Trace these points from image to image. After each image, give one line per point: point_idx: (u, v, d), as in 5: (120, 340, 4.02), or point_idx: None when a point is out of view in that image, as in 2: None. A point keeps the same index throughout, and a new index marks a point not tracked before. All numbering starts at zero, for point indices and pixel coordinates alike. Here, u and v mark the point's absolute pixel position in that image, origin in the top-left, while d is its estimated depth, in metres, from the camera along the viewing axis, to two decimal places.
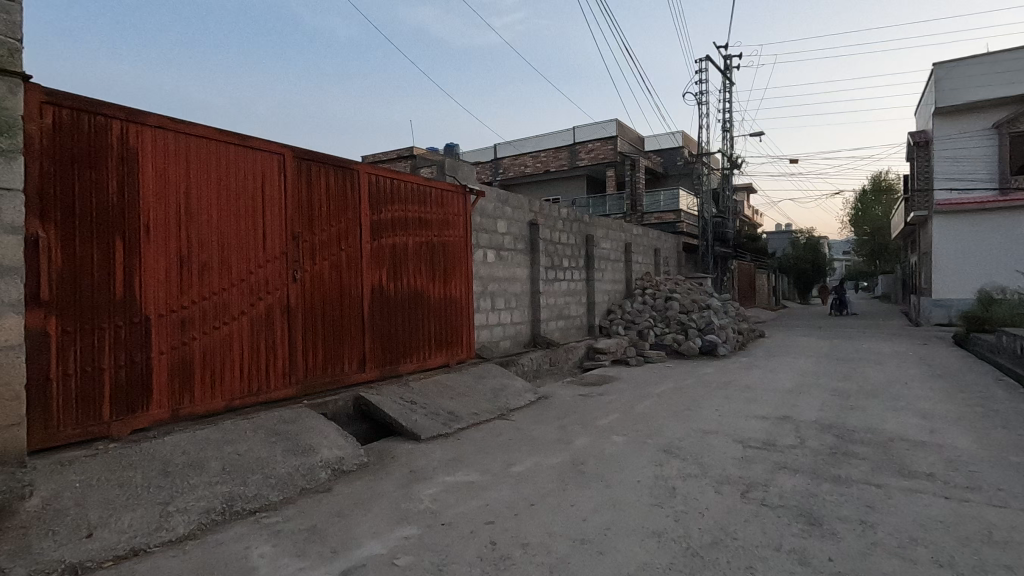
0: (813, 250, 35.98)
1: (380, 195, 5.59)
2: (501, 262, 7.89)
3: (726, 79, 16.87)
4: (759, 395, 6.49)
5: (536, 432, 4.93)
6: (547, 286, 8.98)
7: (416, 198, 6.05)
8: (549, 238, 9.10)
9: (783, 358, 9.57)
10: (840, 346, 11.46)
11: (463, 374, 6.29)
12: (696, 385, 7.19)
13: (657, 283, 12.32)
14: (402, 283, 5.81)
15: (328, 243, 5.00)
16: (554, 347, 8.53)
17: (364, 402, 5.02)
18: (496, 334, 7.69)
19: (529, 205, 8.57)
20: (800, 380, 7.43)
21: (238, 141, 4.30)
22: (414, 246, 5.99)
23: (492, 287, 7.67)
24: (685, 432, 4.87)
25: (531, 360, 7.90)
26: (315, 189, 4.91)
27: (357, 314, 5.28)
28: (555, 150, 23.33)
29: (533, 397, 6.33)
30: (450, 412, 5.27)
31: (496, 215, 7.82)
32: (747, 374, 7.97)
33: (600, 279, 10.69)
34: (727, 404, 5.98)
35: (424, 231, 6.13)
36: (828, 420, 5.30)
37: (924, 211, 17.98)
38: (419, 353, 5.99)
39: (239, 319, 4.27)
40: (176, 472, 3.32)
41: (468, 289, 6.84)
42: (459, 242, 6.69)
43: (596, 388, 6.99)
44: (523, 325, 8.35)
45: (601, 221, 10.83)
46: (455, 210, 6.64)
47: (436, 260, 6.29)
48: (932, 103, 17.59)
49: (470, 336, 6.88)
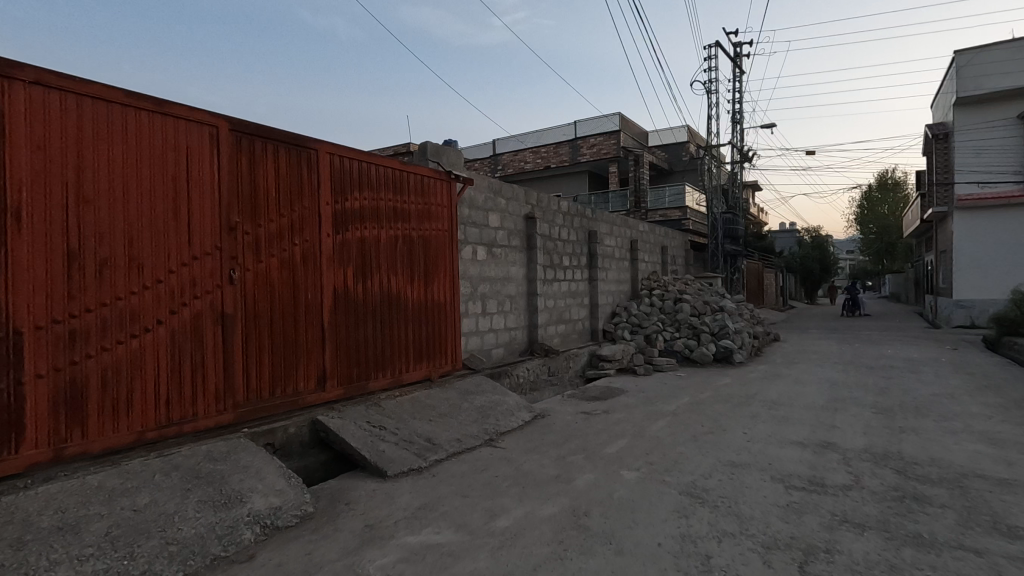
0: (819, 249, 35.27)
1: (345, 181, 4.72)
2: (493, 260, 7.02)
3: (736, 67, 15.93)
4: (789, 413, 5.59)
5: (529, 466, 4.06)
6: (546, 287, 8.11)
7: (390, 184, 5.18)
8: (548, 234, 8.23)
9: (806, 366, 8.68)
10: (864, 351, 10.58)
11: (447, 390, 5.41)
12: (715, 399, 6.31)
13: (665, 284, 11.43)
14: (374, 285, 4.95)
15: (277, 236, 4.14)
16: (553, 355, 7.65)
17: (321, 427, 4.19)
18: (487, 341, 6.82)
19: (525, 197, 7.70)
20: (832, 393, 6.54)
21: (152, 108, 3.43)
22: (389, 241, 5.12)
23: (483, 289, 6.80)
24: (711, 467, 3.98)
25: (527, 369, 7.03)
26: (260, 170, 4.05)
27: (315, 322, 4.41)
28: (556, 146, 22.43)
29: (527, 416, 5.46)
30: (426, 439, 4.39)
31: (488, 207, 6.95)
32: (771, 385, 7.08)
33: (604, 279, 9.82)
34: (755, 426, 5.10)
35: (401, 224, 5.26)
36: (880, 449, 4.40)
37: (944, 207, 17.07)
38: (394, 366, 5.13)
39: (154, 330, 3.40)
40: (37, 542, 2.45)
41: (456, 291, 5.97)
42: (443, 236, 5.81)
43: (601, 404, 6.10)
44: (518, 331, 7.48)
45: (605, 216, 9.95)
46: (439, 200, 5.78)
47: (416, 258, 5.42)
48: (952, 92, 16.67)
49: (458, 345, 6.01)
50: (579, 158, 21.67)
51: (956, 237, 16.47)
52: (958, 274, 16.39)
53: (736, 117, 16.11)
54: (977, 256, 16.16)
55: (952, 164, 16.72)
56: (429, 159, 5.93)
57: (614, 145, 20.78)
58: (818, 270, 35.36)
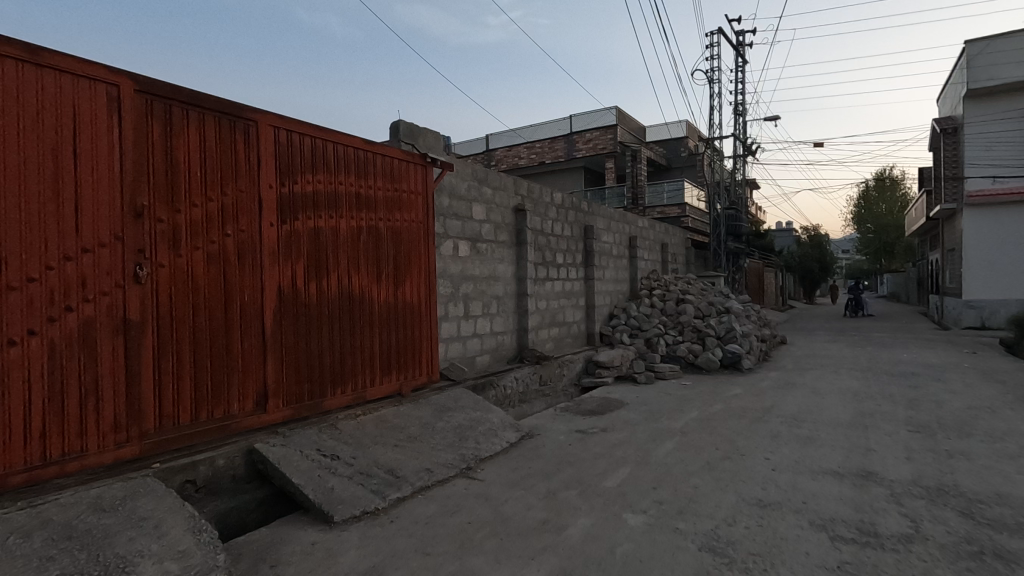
0: (819, 249, 34.60)
1: (294, 159, 3.95)
2: (478, 257, 6.27)
3: (738, 56, 15.20)
4: (815, 433, 4.86)
5: (511, 507, 3.31)
6: (538, 287, 7.37)
7: (352, 166, 4.43)
8: (539, 228, 7.48)
9: (821, 373, 7.98)
10: (879, 355, 9.88)
11: (421, 407, 4.65)
12: (728, 413, 5.58)
13: (665, 284, 10.72)
14: (330, 285, 4.18)
15: (202, 224, 3.38)
16: (544, 362, 6.91)
17: (258, 458, 3.44)
18: (470, 347, 6.08)
19: (513, 187, 6.96)
20: (857, 406, 5.83)
21: (23, 57, 2.67)
22: (350, 234, 4.37)
23: (466, 289, 6.06)
24: (734, 508, 3.24)
25: (515, 379, 6.30)
26: (180, 143, 3.28)
27: (252, 330, 3.65)
28: (551, 141, 21.72)
29: (513, 437, 4.71)
30: (388, 471, 3.64)
31: (471, 197, 6.20)
32: (787, 396, 6.37)
33: (601, 278, 9.07)
34: (779, 450, 4.36)
35: (364, 213, 4.50)
36: (934, 482, 3.67)
37: (953, 203, 16.43)
38: (355, 380, 4.37)
39: (24, 343, 2.64)
40: None
41: (433, 292, 5.22)
42: (417, 229, 5.05)
43: (598, 420, 5.38)
44: (507, 336, 6.73)
45: (602, 210, 9.21)
46: (411, 187, 5.02)
47: (383, 254, 4.67)
48: (963, 83, 15.99)
49: (436, 354, 5.26)
50: (574, 153, 20.96)
51: (966, 234, 15.82)
52: (968, 273, 15.77)
53: (738, 109, 15.40)
54: (989, 254, 15.53)
55: (962, 159, 16.04)
56: (402, 140, 5.17)
57: (610, 140, 20.08)
58: (817, 270, 34.65)
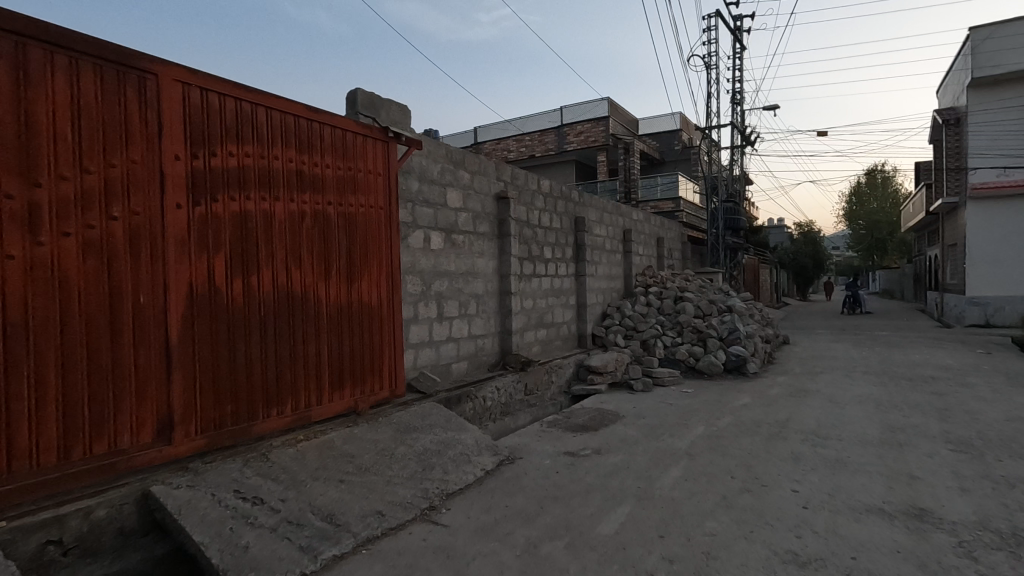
0: (811, 244, 34.09)
1: (211, 126, 3.16)
2: (453, 250, 5.51)
3: (737, 41, 14.52)
4: (844, 455, 4.15)
5: (479, 570, 2.56)
6: (523, 285, 6.62)
7: (292, 137, 3.64)
8: (525, 218, 6.73)
9: (833, 378, 7.30)
10: (890, 356, 9.24)
11: (379, 429, 3.88)
12: (740, 429, 4.87)
13: (662, 281, 10.01)
14: (262, 283, 3.40)
15: (75, 204, 2.58)
16: (530, 369, 6.16)
17: (155, 505, 2.67)
18: (445, 354, 5.32)
19: (495, 172, 6.20)
20: (884, 419, 5.13)
21: None
22: (289, 221, 3.58)
23: (440, 286, 5.30)
24: (767, 569, 2.51)
25: (496, 390, 5.56)
26: (40, 96, 2.48)
27: (153, 340, 2.86)
28: (540, 133, 21.00)
29: (489, 463, 3.96)
30: (325, 519, 2.87)
31: (445, 181, 5.43)
32: (802, 407, 5.66)
33: (593, 274, 8.34)
34: (807, 480, 3.64)
35: (307, 196, 3.71)
36: (1006, 525, 2.96)
37: (955, 196, 15.89)
38: (295, 399, 3.59)
39: None
40: None
41: (397, 291, 4.45)
42: (376, 216, 4.27)
43: (590, 438, 4.63)
44: (488, 340, 5.98)
45: (594, 200, 8.49)
46: (369, 168, 4.24)
47: (333, 246, 3.88)
48: (966, 71, 15.41)
49: (401, 363, 4.48)
50: (565, 146, 20.27)
51: (970, 229, 15.27)
52: (972, 269, 15.24)
53: (737, 98, 14.70)
54: (993, 249, 14.98)
55: (965, 150, 15.46)
56: (360, 111, 4.39)
57: (602, 132, 19.37)
58: (810, 266, 34.13)
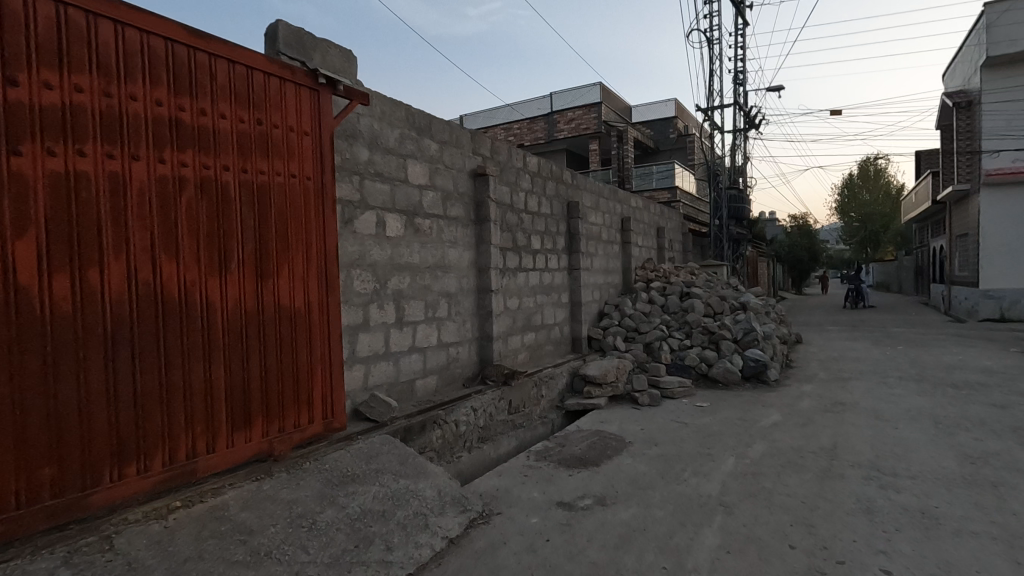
0: (808, 237, 33.09)
1: (6, 36, 2.04)
2: (417, 238, 4.41)
3: (739, 15, 13.43)
4: (930, 504, 3.12)
5: None
6: (506, 281, 5.54)
7: (162, 70, 2.51)
8: (508, 201, 5.64)
9: (868, 386, 6.30)
10: (920, 358, 8.27)
11: (300, 484, 2.80)
12: (781, 462, 3.82)
13: (665, 275, 8.98)
14: (108, 280, 2.29)
15: None
16: (515, 382, 5.09)
17: None
18: (406, 369, 4.24)
19: (470, 143, 5.11)
20: (954, 445, 4.12)
21: None
22: (157, 190, 2.47)
23: (399, 283, 4.20)
24: None
25: (472, 411, 4.49)
26: None
27: None
28: (529, 121, 19.87)
29: (455, 527, 2.88)
30: None
31: (406, 152, 4.32)
32: (846, 427, 4.64)
33: (589, 268, 7.28)
34: (897, 551, 2.59)
35: (189, 156, 2.60)
36: None
37: (968, 183, 15.10)
38: (169, 448, 2.48)
39: None
40: None
41: (333, 291, 3.34)
42: (301, 190, 3.16)
43: (590, 480, 3.57)
44: (463, 348, 4.90)
45: (589, 184, 7.42)
46: (290, 125, 3.12)
47: (232, 229, 2.78)
48: (981, 49, 14.47)
49: (340, 386, 3.37)
50: (555, 134, 19.13)
51: (983, 217, 14.41)
52: (985, 260, 14.39)
53: (739, 77, 13.63)
54: (1009, 239, 14.12)
55: (978, 132, 14.55)
56: (281, 50, 3.27)
57: (594, 118, 18.27)
58: (807, 259, 33.27)
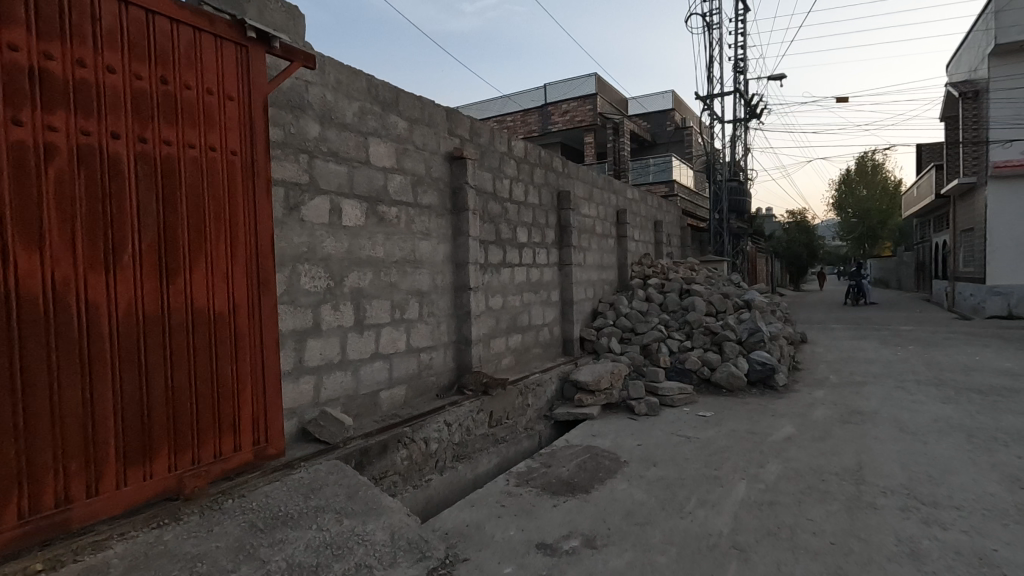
0: (808, 233, 32.76)
1: None
2: (381, 230, 3.84)
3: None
4: (986, 545, 2.58)
5: None
6: (487, 278, 4.98)
7: (16, 4, 1.94)
8: (489, 189, 5.07)
9: (885, 392, 5.77)
10: (935, 359, 7.74)
11: (213, 533, 2.25)
12: (800, 487, 3.28)
13: (663, 270, 8.44)
14: None
15: None
16: (497, 391, 4.54)
17: None
18: (368, 379, 3.68)
19: (445, 122, 4.54)
20: (996, 465, 3.59)
21: None
22: (9, 161, 1.90)
23: (359, 280, 3.64)
24: None
25: (445, 426, 3.94)
26: None
27: None
28: (523, 113, 19.28)
29: None
30: None
31: (367, 129, 3.74)
32: (870, 442, 4.10)
33: (581, 263, 6.73)
34: None
35: (59, 118, 2.03)
36: None
37: (974, 176, 14.68)
38: (28, 493, 1.92)
39: None
40: None
41: (267, 291, 2.77)
42: (223, 168, 2.58)
43: (578, 512, 3.03)
44: (438, 353, 4.34)
45: (582, 172, 6.86)
46: (208, 87, 2.53)
47: (123, 213, 2.20)
48: (988, 37, 13.96)
49: (277, 405, 2.80)
50: (549, 127, 18.54)
51: (990, 212, 13.94)
52: (993, 255, 13.90)
53: (739, 65, 13.08)
54: (1017, 233, 13.64)
55: (986, 122, 14.04)
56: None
57: (589, 110, 17.70)
58: (806, 256, 32.78)
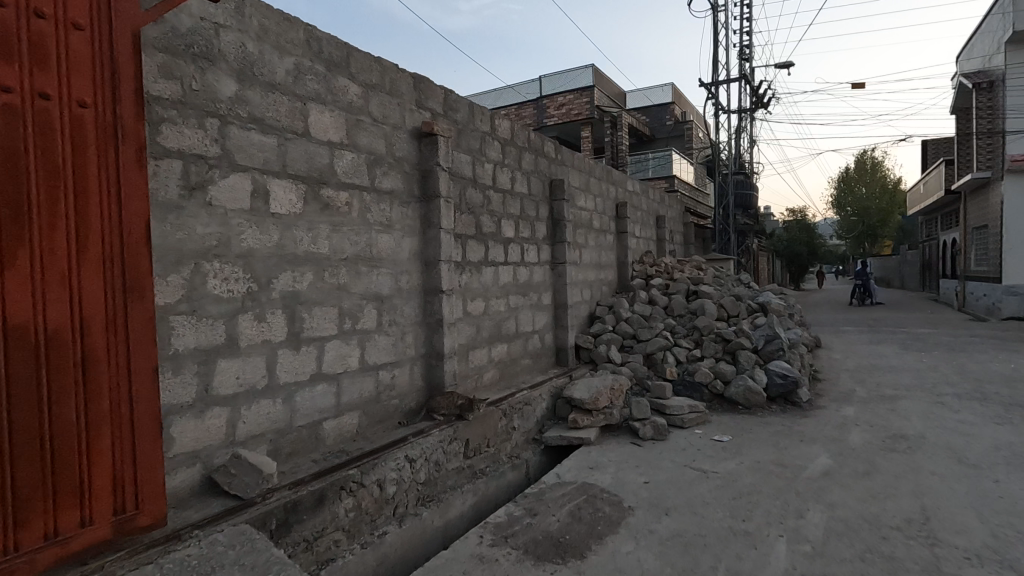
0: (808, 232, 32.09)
1: None
2: (325, 219, 3.07)
3: None
4: None
5: None
6: (465, 278, 4.22)
7: None
8: (467, 175, 4.30)
9: (926, 408, 5.02)
10: (968, 368, 7.00)
11: None
12: (857, 550, 2.53)
13: (666, 270, 7.70)
14: None
15: None
16: (475, 415, 3.78)
17: None
18: (306, 408, 2.91)
19: (412, 92, 3.78)
20: None
21: None
22: None
23: (293, 283, 2.87)
24: None
25: (407, 462, 3.18)
26: None
27: None
28: (517, 107, 18.54)
29: None
30: None
31: (305, 93, 2.98)
32: (929, 479, 3.35)
33: (577, 262, 5.98)
34: None
35: None
36: None
37: (987, 171, 14.07)
38: None
39: None
40: None
41: (139, 299, 1.98)
42: (62, 124, 1.80)
43: None
44: (402, 370, 3.58)
45: (577, 160, 6.11)
46: (37, 7, 1.76)
47: None
48: (1005, 23, 13.26)
49: (154, 457, 2.03)
50: (544, 121, 17.75)
51: (1007, 208, 13.25)
52: (1010, 254, 13.19)
53: (744, 52, 12.35)
54: None
55: (1002, 114, 13.37)
56: None
57: (585, 103, 16.91)
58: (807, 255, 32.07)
